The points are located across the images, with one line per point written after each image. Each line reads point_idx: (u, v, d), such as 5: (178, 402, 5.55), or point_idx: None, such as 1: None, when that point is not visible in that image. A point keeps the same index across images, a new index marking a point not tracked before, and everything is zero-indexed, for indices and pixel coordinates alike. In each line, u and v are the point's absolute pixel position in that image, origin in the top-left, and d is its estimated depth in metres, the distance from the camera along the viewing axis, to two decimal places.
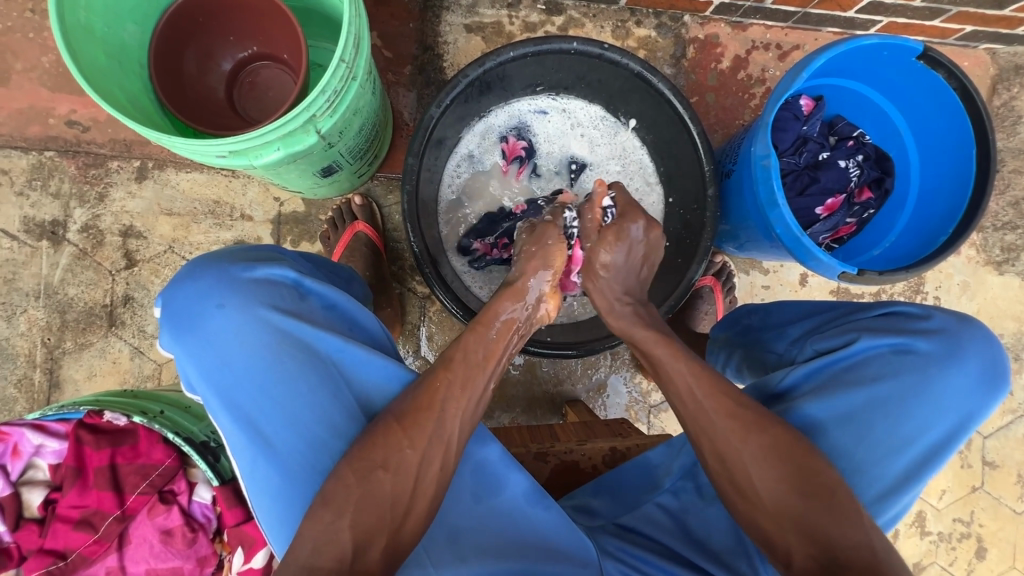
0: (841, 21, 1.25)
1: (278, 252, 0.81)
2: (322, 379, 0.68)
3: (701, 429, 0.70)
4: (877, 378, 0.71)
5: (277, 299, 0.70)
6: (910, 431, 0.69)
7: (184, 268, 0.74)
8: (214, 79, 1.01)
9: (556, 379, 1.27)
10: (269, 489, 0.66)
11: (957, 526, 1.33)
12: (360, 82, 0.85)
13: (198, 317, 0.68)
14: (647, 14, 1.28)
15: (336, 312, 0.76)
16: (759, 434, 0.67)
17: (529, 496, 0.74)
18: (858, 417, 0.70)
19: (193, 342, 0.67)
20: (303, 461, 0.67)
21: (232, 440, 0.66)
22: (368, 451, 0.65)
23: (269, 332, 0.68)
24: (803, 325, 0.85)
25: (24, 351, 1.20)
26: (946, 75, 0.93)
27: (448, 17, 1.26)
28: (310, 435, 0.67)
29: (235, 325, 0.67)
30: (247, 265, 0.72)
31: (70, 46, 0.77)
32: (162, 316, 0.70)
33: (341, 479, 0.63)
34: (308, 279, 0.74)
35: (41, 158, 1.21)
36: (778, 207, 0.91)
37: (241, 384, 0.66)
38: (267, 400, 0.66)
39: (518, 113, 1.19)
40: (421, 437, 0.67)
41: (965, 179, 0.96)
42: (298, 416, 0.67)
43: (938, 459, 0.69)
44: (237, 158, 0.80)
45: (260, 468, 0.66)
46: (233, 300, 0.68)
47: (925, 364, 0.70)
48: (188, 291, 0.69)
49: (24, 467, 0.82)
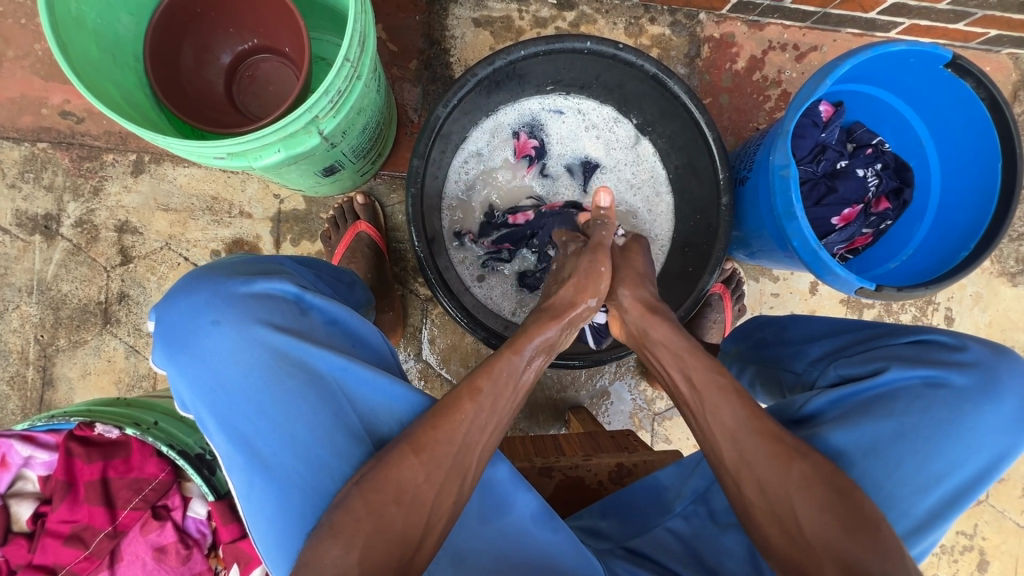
0: (861, 22, 1.21)
1: (278, 263, 0.79)
2: (322, 399, 0.66)
3: (738, 455, 0.68)
4: (906, 410, 0.69)
5: (274, 315, 0.68)
6: (940, 469, 0.67)
7: (181, 281, 0.72)
8: (213, 73, 0.97)
9: (559, 385, 1.24)
10: (267, 512, 0.63)
11: (960, 538, 1.32)
12: (365, 81, 0.82)
13: (194, 333, 0.66)
14: (661, 11, 1.24)
15: (337, 328, 0.73)
16: (801, 462, 0.65)
17: (536, 519, 0.71)
18: (884, 451, 0.68)
19: (186, 360, 0.65)
20: (302, 483, 0.64)
21: (228, 460, 0.64)
22: (379, 483, 0.62)
23: (266, 350, 0.66)
24: (823, 346, 0.84)
25: (16, 348, 1.17)
26: (975, 84, 0.89)
27: (456, 10, 1.21)
28: (310, 455, 0.64)
29: (231, 343, 0.65)
30: (246, 280, 0.70)
31: (60, 40, 0.73)
32: (157, 331, 0.68)
33: (351, 510, 0.61)
34: (310, 294, 0.72)
35: (33, 149, 1.17)
36: (796, 219, 0.87)
37: (237, 404, 0.64)
38: (264, 420, 0.64)
39: (529, 112, 1.16)
40: (440, 470, 0.64)
41: (989, 192, 0.93)
42: (297, 437, 0.64)
43: (966, 498, 0.67)
44: (236, 159, 0.77)
45: (256, 491, 0.63)
46: (230, 316, 0.66)
47: (959, 399, 0.68)
48: (184, 307, 0.68)
49: (12, 479, 0.80)
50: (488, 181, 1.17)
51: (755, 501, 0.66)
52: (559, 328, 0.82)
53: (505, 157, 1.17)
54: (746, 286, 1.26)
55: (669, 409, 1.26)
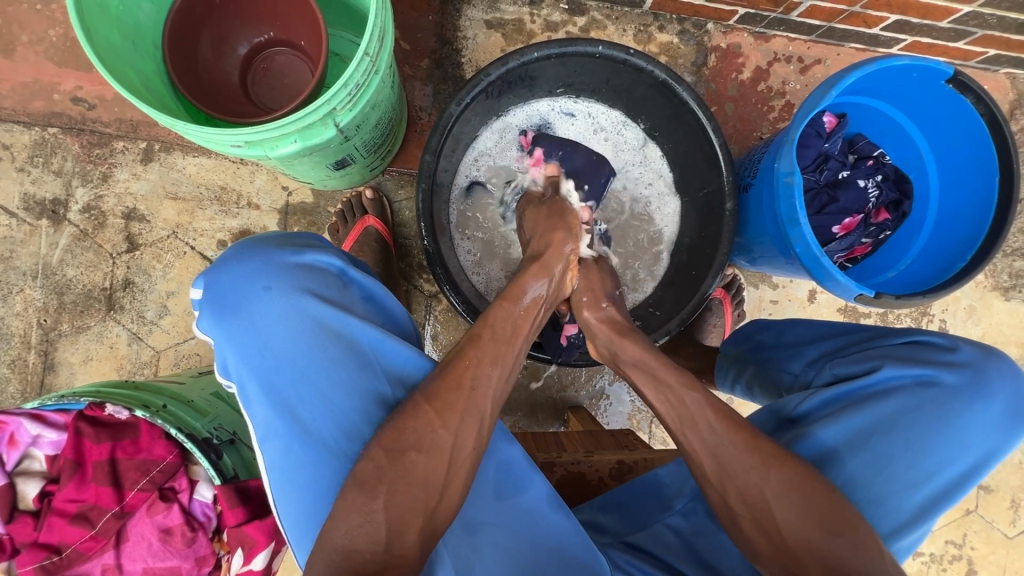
0: (865, 38, 1.24)
1: (318, 239, 0.81)
2: (361, 369, 0.68)
3: (718, 465, 0.70)
4: (901, 407, 0.71)
5: (323, 287, 0.70)
6: (932, 465, 0.69)
7: (228, 250, 0.74)
8: (229, 64, 0.98)
9: (560, 385, 1.26)
10: (300, 479, 0.65)
11: (949, 547, 1.34)
12: (382, 76, 0.83)
13: (245, 299, 0.68)
14: (670, 20, 1.26)
15: (375, 304, 0.75)
16: (780, 469, 0.66)
17: (549, 502, 0.73)
18: (877, 446, 0.70)
19: (236, 324, 0.67)
20: (336, 449, 0.66)
21: (269, 426, 0.66)
22: (399, 431, 0.63)
23: (313, 318, 0.68)
24: (820, 348, 0.86)
25: (18, 332, 1.17)
26: (974, 100, 0.91)
27: (468, 11, 1.23)
28: (345, 424, 0.66)
29: (280, 309, 0.67)
30: (295, 250, 0.72)
31: (85, 24, 0.74)
32: (205, 298, 0.70)
33: (373, 460, 0.62)
34: (353, 269, 0.73)
35: (44, 134, 1.17)
36: (800, 225, 0.89)
37: (283, 368, 0.66)
38: (307, 387, 0.66)
39: (539, 113, 1.17)
40: (453, 415, 0.66)
41: (986, 206, 0.95)
42: (335, 404, 0.66)
43: (956, 494, 0.69)
44: (253, 148, 0.78)
45: (294, 455, 0.65)
46: (280, 283, 0.68)
47: (949, 397, 0.71)
48: (236, 273, 0.69)
49: (20, 457, 0.80)
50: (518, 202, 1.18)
51: (737, 500, 0.68)
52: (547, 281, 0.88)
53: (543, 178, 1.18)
54: (746, 292, 1.28)
55: None
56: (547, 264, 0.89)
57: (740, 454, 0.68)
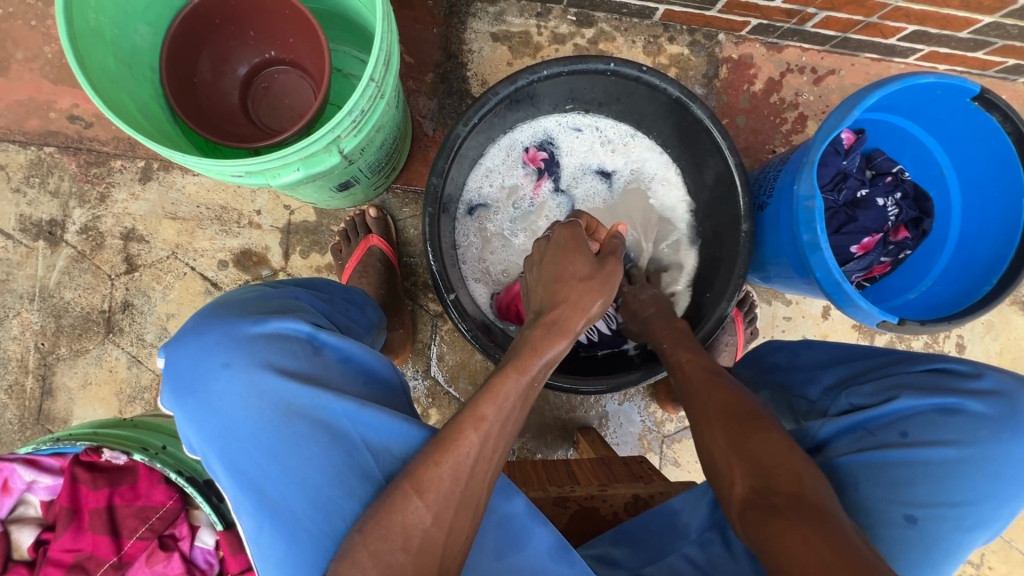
0: (880, 48, 1.21)
1: (292, 296, 0.76)
2: (334, 444, 0.62)
3: (689, 386, 0.79)
4: (920, 438, 0.68)
5: (289, 358, 0.65)
6: (955, 497, 0.65)
7: (191, 320, 0.70)
8: (229, 84, 0.95)
9: (569, 406, 1.23)
10: (276, 557, 0.61)
11: (966, 567, 1.31)
12: (387, 100, 0.80)
13: (203, 377, 0.64)
14: (680, 30, 1.23)
15: (351, 364, 0.70)
16: (722, 384, 0.75)
17: (553, 553, 0.69)
18: (896, 477, 0.67)
19: (195, 405, 0.64)
20: (313, 527, 0.61)
21: (239, 505, 0.62)
22: (384, 533, 0.58)
23: (276, 394, 0.63)
24: (862, 365, 0.81)
25: (15, 356, 1.14)
26: (1001, 118, 0.88)
27: (474, 24, 1.20)
28: (320, 502, 0.61)
29: (241, 386, 0.63)
30: (257, 320, 0.68)
31: (78, 51, 0.72)
32: (165, 373, 0.66)
33: (354, 562, 0.57)
34: (323, 333, 0.69)
35: (40, 154, 1.15)
36: (821, 251, 0.86)
37: (245, 448, 0.62)
38: (274, 466, 0.61)
39: (545, 128, 1.13)
40: (445, 508, 0.59)
41: (1012, 228, 0.92)
42: (308, 482, 0.61)
43: (981, 526, 0.66)
44: (254, 176, 0.75)
45: (266, 535, 0.61)
46: (239, 359, 0.64)
47: (977, 424, 0.67)
48: (195, 348, 0.66)
49: (13, 504, 0.78)
50: (522, 223, 1.15)
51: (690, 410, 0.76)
52: (558, 342, 0.70)
53: (591, 196, 1.15)
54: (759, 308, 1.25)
55: (678, 431, 1.24)
56: (551, 322, 0.72)
57: (698, 380, 0.79)
